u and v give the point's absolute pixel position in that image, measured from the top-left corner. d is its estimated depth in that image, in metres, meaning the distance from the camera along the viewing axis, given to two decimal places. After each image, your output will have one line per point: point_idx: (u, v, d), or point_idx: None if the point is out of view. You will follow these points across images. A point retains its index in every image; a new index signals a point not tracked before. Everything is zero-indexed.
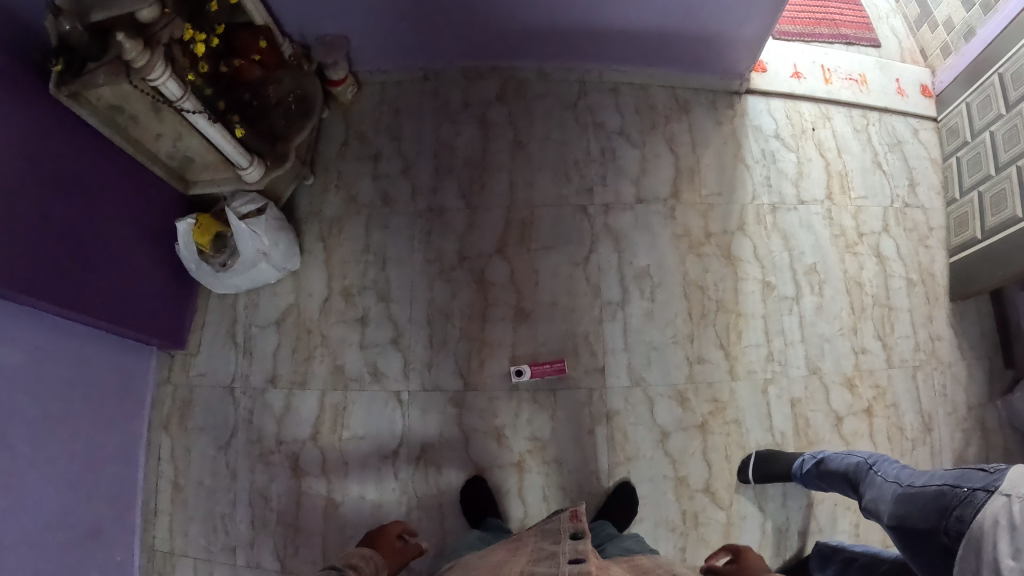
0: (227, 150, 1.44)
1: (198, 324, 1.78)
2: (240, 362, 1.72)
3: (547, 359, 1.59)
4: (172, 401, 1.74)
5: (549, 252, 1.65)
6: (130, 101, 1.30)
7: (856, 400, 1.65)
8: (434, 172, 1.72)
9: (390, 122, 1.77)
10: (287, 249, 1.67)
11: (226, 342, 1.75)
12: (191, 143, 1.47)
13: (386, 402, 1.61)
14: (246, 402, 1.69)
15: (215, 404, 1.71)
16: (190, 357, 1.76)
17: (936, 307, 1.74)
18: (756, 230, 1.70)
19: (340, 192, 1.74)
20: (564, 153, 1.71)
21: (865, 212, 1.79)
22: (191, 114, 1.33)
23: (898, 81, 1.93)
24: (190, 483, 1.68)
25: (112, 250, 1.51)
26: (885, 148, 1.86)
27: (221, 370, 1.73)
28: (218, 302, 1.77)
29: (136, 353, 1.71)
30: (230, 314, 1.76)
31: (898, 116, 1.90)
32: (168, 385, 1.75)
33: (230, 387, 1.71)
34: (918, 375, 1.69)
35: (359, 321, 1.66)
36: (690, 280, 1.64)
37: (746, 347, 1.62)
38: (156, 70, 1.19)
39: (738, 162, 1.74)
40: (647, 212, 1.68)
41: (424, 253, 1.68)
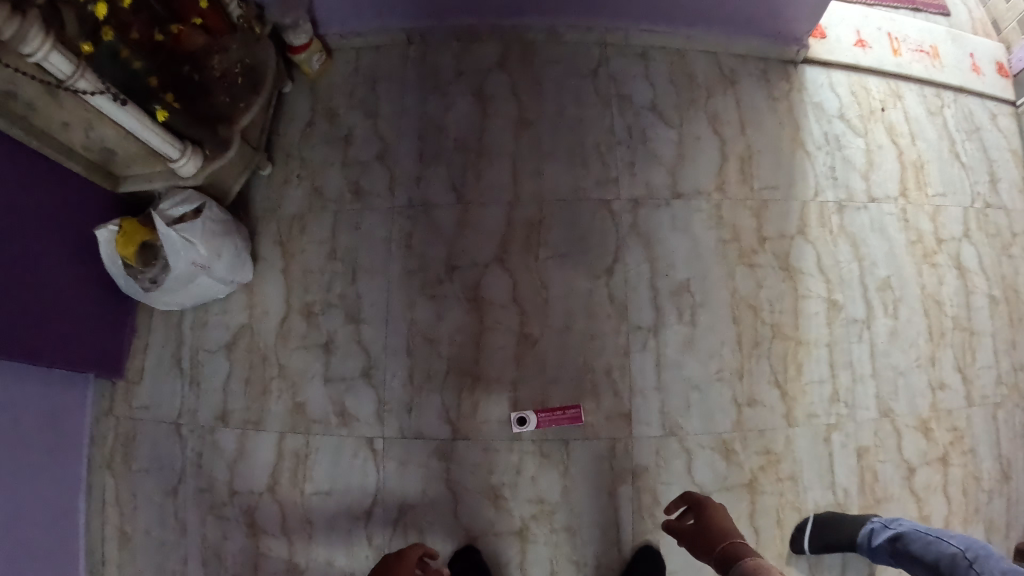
0: (149, 140, 1.14)
1: (140, 346, 1.45)
2: (187, 394, 1.40)
3: (560, 405, 1.21)
4: (116, 436, 1.41)
5: (561, 262, 1.26)
6: (17, 83, 1.00)
7: (932, 446, 1.33)
8: (416, 162, 1.34)
9: (364, 98, 1.45)
10: (233, 259, 1.37)
11: (171, 369, 1.42)
12: (108, 132, 1.15)
13: (356, 452, 1.24)
14: (194, 442, 1.37)
15: (161, 443, 1.39)
16: (133, 386, 1.43)
17: (1020, 330, 1.43)
18: (820, 234, 1.34)
19: (302, 183, 1.44)
20: (581, 134, 1.32)
21: (944, 213, 1.47)
22: (90, 96, 1.01)
23: (972, 57, 1.62)
24: (137, 532, 1.36)
25: (27, 262, 1.19)
26: (962, 135, 1.54)
27: (165, 403, 1.40)
28: (163, 319, 1.45)
29: (70, 383, 1.38)
30: (176, 335, 1.44)
31: (972, 98, 1.60)
32: (111, 418, 1.42)
33: (176, 424, 1.39)
34: (999, 415, 1.38)
35: (323, 348, 1.29)
36: (739, 297, 1.25)
37: (808, 385, 1.26)
38: (31, 42, 0.87)
39: (797, 146, 1.41)
40: (686, 210, 1.26)
41: (403, 260, 1.29)
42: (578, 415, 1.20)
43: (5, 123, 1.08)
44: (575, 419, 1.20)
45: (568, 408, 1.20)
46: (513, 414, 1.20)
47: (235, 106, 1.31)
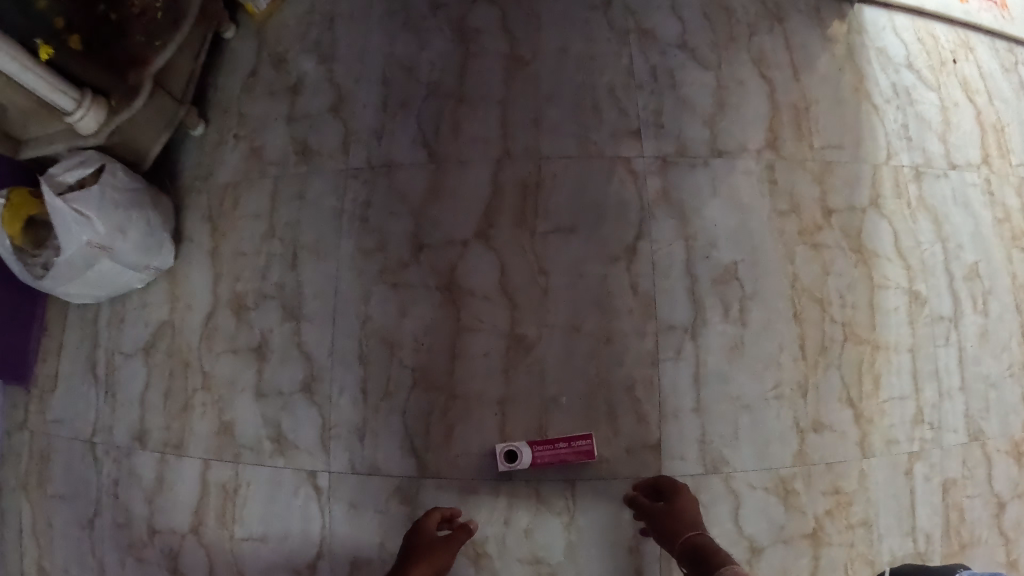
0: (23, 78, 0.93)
1: (53, 348, 1.18)
2: (102, 407, 1.12)
3: (566, 435, 0.87)
4: (31, 454, 1.16)
5: (566, 238, 0.92)
6: None
7: None
8: (378, 113, 1.00)
9: (318, 39, 1.09)
10: (146, 239, 1.07)
11: (86, 376, 1.14)
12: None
13: (295, 489, 0.95)
14: (110, 466, 1.10)
15: (75, 465, 1.12)
16: (46, 396, 1.16)
17: None
18: (896, 206, 1.05)
19: (238, 145, 1.11)
20: (594, 76, 0.98)
21: None
22: None
23: None
24: (56, 569, 1.13)
25: None
26: None
27: (79, 417, 1.13)
28: (79, 314, 1.17)
29: None
30: (92, 333, 1.16)
31: None
32: (25, 432, 1.17)
33: (91, 443, 1.11)
34: None
35: (255, 353, 0.99)
36: (802, 287, 0.94)
37: (885, 403, 0.96)
38: None
39: (862, 97, 1.10)
40: (729, 169, 0.95)
41: (356, 238, 0.96)
42: (589, 450, 0.87)
43: None
44: (585, 455, 0.87)
45: (577, 439, 0.87)
46: (502, 449, 0.87)
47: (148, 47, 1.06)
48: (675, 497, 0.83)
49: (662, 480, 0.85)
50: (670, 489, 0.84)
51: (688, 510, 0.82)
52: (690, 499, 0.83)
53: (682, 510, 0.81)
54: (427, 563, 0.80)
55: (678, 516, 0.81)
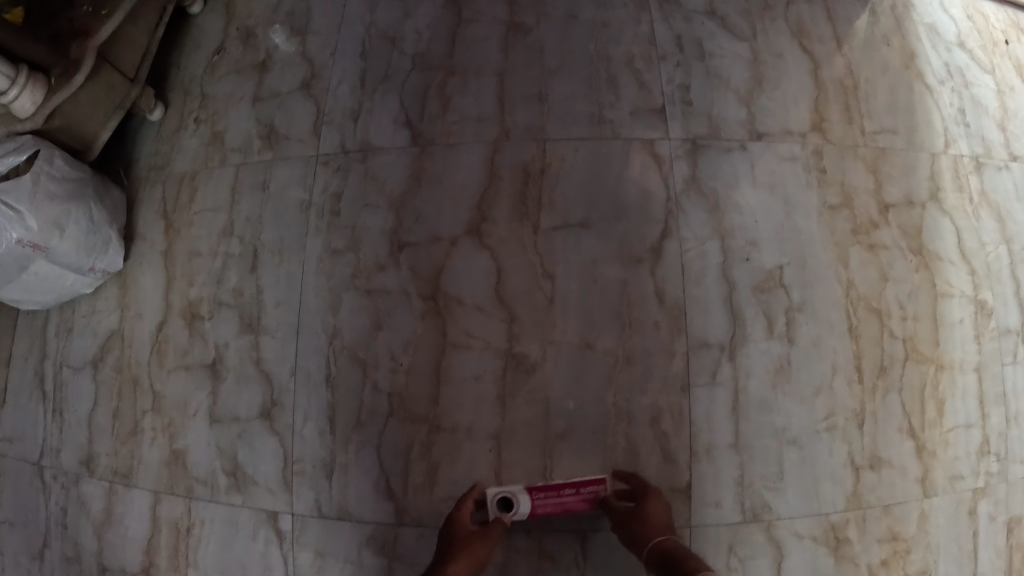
0: None
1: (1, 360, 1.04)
2: (49, 428, 0.98)
3: (574, 481, 0.72)
4: None
5: (575, 236, 0.77)
6: None
7: None
8: (354, 90, 0.85)
9: (289, 7, 0.94)
10: (87, 236, 0.91)
11: (33, 393, 1.00)
12: None
13: (255, 531, 0.81)
14: (58, 494, 0.96)
15: (23, 491, 0.99)
16: None
17: None
18: (957, 201, 0.90)
19: (199, 129, 0.96)
20: (609, 46, 0.83)
21: None
22: None
23: None
24: None
25: None
26: None
27: (27, 436, 1.00)
28: (28, 322, 1.04)
29: None
30: (39, 343, 1.02)
31: None
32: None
33: (38, 467, 0.98)
34: None
35: (209, 370, 0.85)
36: (857, 297, 0.79)
37: (950, 433, 0.82)
38: None
39: (913, 76, 0.94)
40: (769, 155, 0.81)
41: (326, 237, 0.81)
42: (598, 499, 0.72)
43: None
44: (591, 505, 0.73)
45: (586, 486, 0.72)
46: (496, 494, 0.72)
47: (94, 14, 0.90)
48: (647, 498, 0.71)
49: (635, 480, 0.73)
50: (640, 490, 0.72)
51: (659, 515, 0.70)
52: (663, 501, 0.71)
53: (651, 517, 0.69)
54: (466, 560, 0.68)
55: (647, 523, 0.68)
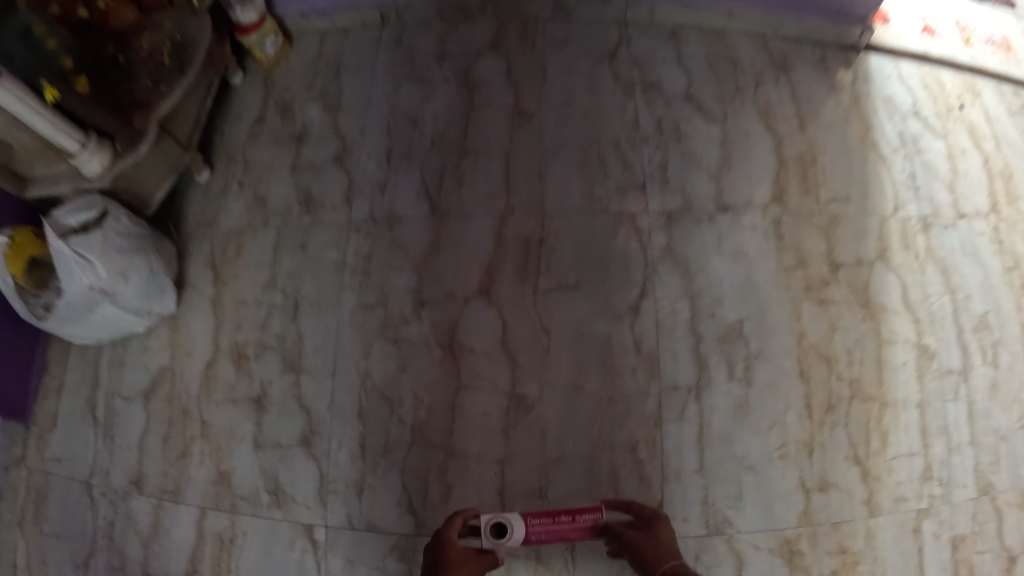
0: (33, 124, 0.88)
1: (53, 387, 1.12)
2: (99, 450, 1.07)
3: (568, 508, 0.79)
4: (25, 492, 1.08)
5: (568, 295, 0.92)
6: None
7: None
8: (381, 165, 1.01)
9: (324, 88, 1.10)
10: (147, 283, 1.04)
11: (84, 418, 1.09)
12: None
13: (291, 540, 0.93)
14: (104, 509, 1.04)
15: (71, 507, 1.06)
16: (44, 435, 1.10)
17: None
18: (904, 259, 1.02)
19: (244, 193, 1.10)
20: (598, 131, 0.99)
21: None
22: None
23: None
24: None
25: None
26: None
27: (78, 456, 1.08)
28: (81, 355, 1.13)
29: None
30: (92, 372, 1.11)
31: None
32: (21, 468, 1.10)
33: (87, 484, 1.06)
34: None
35: (254, 404, 0.98)
36: (809, 345, 0.93)
37: (893, 461, 0.93)
38: None
39: (869, 148, 1.07)
40: (735, 225, 0.95)
41: (357, 293, 0.96)
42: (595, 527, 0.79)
43: None
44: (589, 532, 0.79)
45: (583, 514, 0.79)
46: (489, 520, 0.77)
47: (156, 92, 1.04)
48: (652, 524, 0.79)
49: (638, 507, 0.81)
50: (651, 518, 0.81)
51: (667, 537, 0.78)
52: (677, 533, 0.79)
53: (662, 539, 0.77)
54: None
55: (660, 543, 0.77)
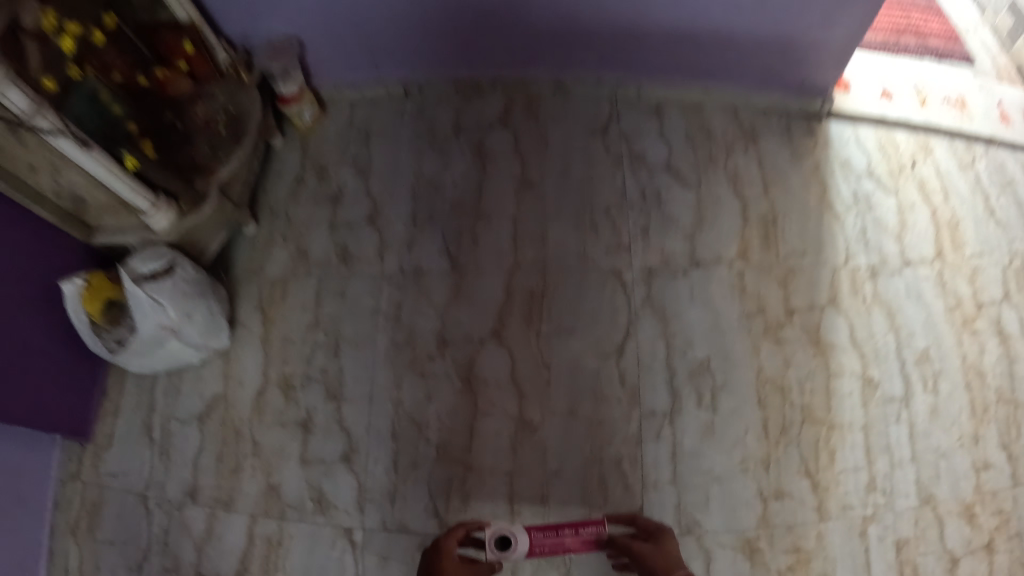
0: (113, 185, 1.03)
1: (109, 411, 1.25)
2: (154, 466, 1.20)
3: (571, 523, 0.99)
4: (81, 504, 1.19)
5: (565, 337, 1.12)
6: None
7: (976, 534, 1.11)
8: (408, 226, 1.22)
9: (356, 155, 1.29)
10: (208, 322, 1.18)
11: (140, 438, 1.22)
12: (76, 178, 1.05)
13: (333, 541, 1.10)
14: (160, 518, 1.17)
15: (126, 517, 1.18)
16: (100, 452, 1.22)
17: None
18: (853, 304, 1.19)
19: (285, 245, 1.26)
20: (590, 197, 1.20)
21: (982, 274, 1.26)
22: (55, 138, 0.94)
23: (1000, 105, 1.46)
24: None
25: None
26: (995, 188, 1.36)
27: (134, 472, 1.20)
28: (135, 382, 1.26)
29: (29, 447, 1.18)
30: (147, 398, 1.25)
31: (1003, 148, 1.41)
32: (77, 481, 1.21)
33: (142, 496, 1.19)
34: None
35: (301, 427, 1.16)
36: (766, 378, 1.12)
37: (840, 474, 1.10)
38: None
39: (825, 208, 1.24)
40: (706, 279, 1.16)
41: (391, 334, 1.16)
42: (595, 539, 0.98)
43: None
44: (589, 543, 0.98)
45: (584, 527, 0.99)
46: (494, 534, 0.96)
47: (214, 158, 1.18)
48: (656, 536, 0.99)
49: (647, 523, 1.01)
50: (648, 530, 1.00)
51: (671, 545, 0.98)
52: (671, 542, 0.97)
53: (665, 547, 0.97)
54: None
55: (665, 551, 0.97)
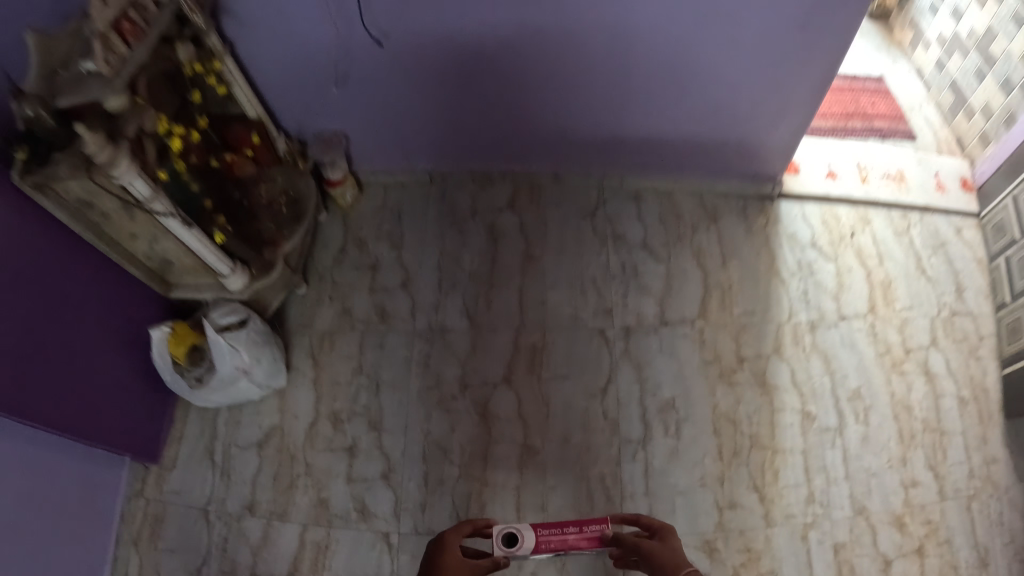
0: (206, 257, 1.27)
1: (174, 437, 1.52)
2: (216, 485, 1.46)
3: (576, 521, 1.00)
4: (144, 516, 1.45)
5: (561, 381, 1.43)
6: (99, 196, 1.15)
7: (906, 539, 1.35)
8: (435, 290, 1.53)
9: (390, 230, 1.60)
10: (271, 365, 1.45)
11: (203, 461, 1.48)
12: (169, 247, 1.31)
13: (372, 544, 1.36)
14: (221, 527, 1.42)
15: (189, 526, 1.43)
16: (165, 472, 1.48)
17: (991, 427, 1.44)
18: (793, 353, 1.47)
19: (333, 304, 1.55)
20: (580, 270, 1.54)
21: (912, 324, 1.53)
22: (164, 218, 1.18)
23: (937, 176, 1.74)
24: None
25: (76, 351, 1.30)
26: (928, 250, 1.63)
27: (195, 490, 1.46)
28: (199, 415, 1.53)
29: (103, 466, 1.44)
30: (210, 429, 1.51)
31: (939, 215, 1.68)
32: (140, 498, 1.47)
33: (204, 510, 1.44)
34: (973, 506, 1.38)
35: (347, 451, 1.43)
36: (720, 413, 1.41)
37: (783, 488, 1.36)
38: (122, 167, 1.06)
39: (772, 276, 1.55)
40: (672, 335, 1.48)
41: (421, 379, 1.46)
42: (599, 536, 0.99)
43: (80, 228, 1.21)
44: (594, 541, 0.99)
45: (589, 525, 1.00)
46: (501, 531, 0.98)
47: (280, 233, 1.44)
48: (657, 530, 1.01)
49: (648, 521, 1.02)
50: (652, 529, 1.01)
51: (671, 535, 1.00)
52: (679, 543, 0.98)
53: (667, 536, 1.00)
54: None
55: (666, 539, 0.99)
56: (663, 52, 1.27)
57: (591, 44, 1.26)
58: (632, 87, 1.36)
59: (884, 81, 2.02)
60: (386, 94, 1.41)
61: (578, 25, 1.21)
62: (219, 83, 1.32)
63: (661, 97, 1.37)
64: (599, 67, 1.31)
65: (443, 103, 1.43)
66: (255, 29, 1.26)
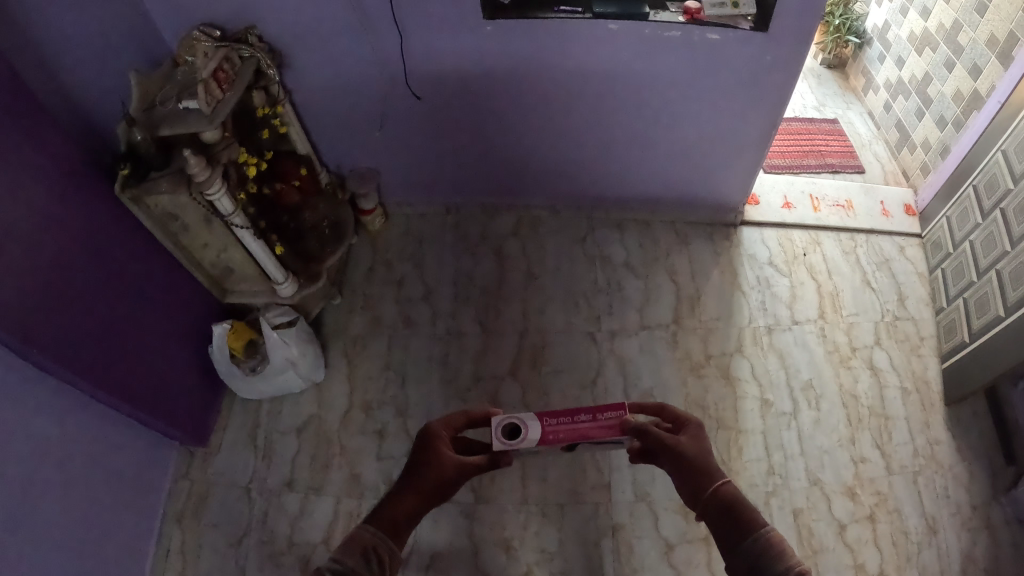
0: (267, 265, 1.54)
1: (219, 426, 1.74)
2: (258, 465, 1.68)
3: (588, 410, 1.08)
4: (189, 495, 1.64)
5: (557, 376, 1.72)
6: (185, 210, 1.39)
7: (858, 507, 1.57)
8: (453, 298, 1.85)
9: (413, 252, 1.93)
10: (313, 360, 1.73)
11: (246, 446, 1.71)
12: (234, 256, 1.56)
13: None
14: (261, 502, 1.63)
15: (231, 502, 1.63)
16: (210, 455, 1.70)
17: (932, 413, 1.69)
18: (753, 350, 1.76)
19: (364, 312, 1.85)
20: (574, 285, 1.86)
21: (858, 327, 1.81)
22: (239, 230, 1.44)
23: (882, 204, 2.04)
24: None
25: (151, 343, 1.51)
26: (873, 267, 1.91)
27: (238, 471, 1.67)
28: (243, 407, 1.76)
29: (158, 448, 1.64)
30: (252, 418, 1.74)
31: (884, 236, 1.98)
32: (186, 479, 1.67)
33: (246, 487, 1.65)
34: (919, 480, 1.60)
35: (377, 434, 1.69)
36: (693, 401, 1.69)
37: (747, 462, 1.62)
38: (215, 186, 1.31)
39: (735, 289, 1.86)
40: (651, 337, 1.77)
41: (441, 373, 1.75)
42: (614, 423, 1.08)
43: (163, 236, 1.43)
44: (606, 428, 1.07)
45: (602, 414, 1.08)
46: (502, 425, 1.05)
47: (324, 250, 1.71)
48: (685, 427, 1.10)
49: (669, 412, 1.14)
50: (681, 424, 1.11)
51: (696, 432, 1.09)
52: (707, 442, 1.07)
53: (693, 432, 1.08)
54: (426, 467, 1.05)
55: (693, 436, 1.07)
56: (639, 107, 1.62)
57: (582, 97, 1.60)
58: (616, 132, 1.71)
59: (837, 122, 2.32)
60: (420, 139, 1.77)
61: (574, 81, 1.56)
62: (281, 124, 1.62)
63: (638, 135, 1.71)
64: (590, 117, 1.66)
65: (463, 143, 1.77)
66: (314, 86, 1.60)
